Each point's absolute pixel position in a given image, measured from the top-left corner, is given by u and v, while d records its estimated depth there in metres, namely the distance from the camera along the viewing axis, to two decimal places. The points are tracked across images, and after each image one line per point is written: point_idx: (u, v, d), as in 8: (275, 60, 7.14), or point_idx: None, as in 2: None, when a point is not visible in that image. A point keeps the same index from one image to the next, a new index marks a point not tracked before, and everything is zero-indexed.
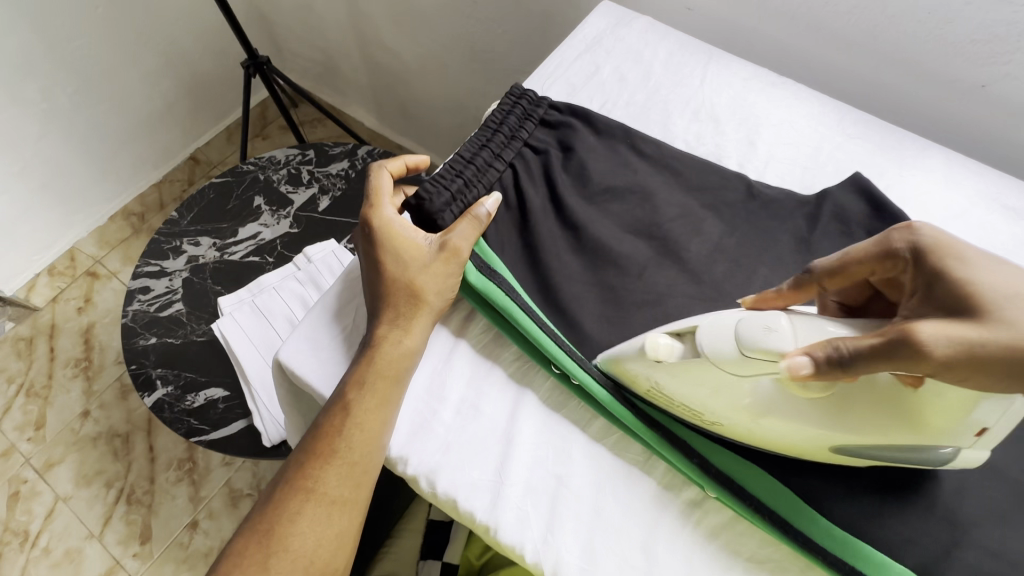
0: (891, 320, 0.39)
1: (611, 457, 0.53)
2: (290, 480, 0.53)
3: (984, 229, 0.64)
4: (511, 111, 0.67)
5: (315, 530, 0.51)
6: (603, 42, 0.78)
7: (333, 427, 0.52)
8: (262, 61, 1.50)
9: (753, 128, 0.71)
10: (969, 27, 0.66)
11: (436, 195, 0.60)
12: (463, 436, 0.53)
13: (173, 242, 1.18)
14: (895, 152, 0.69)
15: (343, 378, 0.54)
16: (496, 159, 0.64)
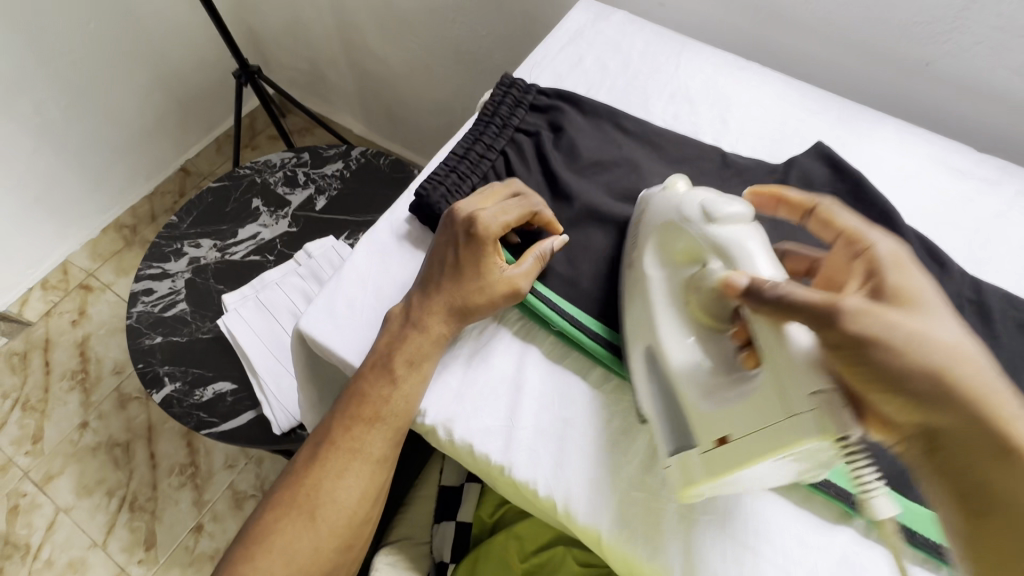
0: (922, 368, 0.42)
1: (613, 399, 0.58)
2: (333, 441, 0.57)
3: (934, 188, 0.71)
4: (503, 101, 0.73)
5: (357, 487, 0.56)
6: (584, 35, 0.85)
7: (377, 395, 0.56)
8: (253, 70, 1.54)
9: (725, 107, 0.78)
10: (910, 10, 0.74)
11: (434, 190, 0.66)
12: (475, 387, 0.58)
13: (174, 245, 1.21)
14: (853, 124, 0.76)
15: (385, 349, 0.58)
16: (489, 149, 0.69)
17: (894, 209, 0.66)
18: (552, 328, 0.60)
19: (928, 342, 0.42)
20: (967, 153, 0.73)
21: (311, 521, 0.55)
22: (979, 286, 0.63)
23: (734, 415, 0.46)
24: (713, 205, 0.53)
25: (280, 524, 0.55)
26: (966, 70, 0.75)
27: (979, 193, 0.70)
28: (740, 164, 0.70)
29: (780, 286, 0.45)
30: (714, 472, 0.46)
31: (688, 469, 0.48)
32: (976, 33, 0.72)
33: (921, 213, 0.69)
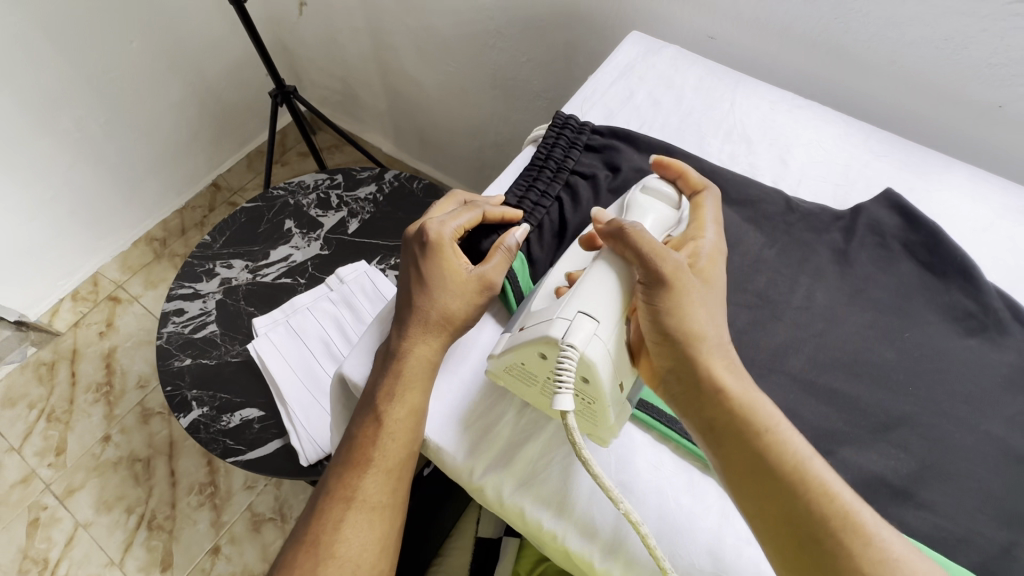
0: (699, 327, 0.50)
1: (675, 463, 0.54)
2: (331, 493, 0.55)
3: (1013, 240, 0.67)
4: (556, 143, 0.71)
5: (360, 533, 0.53)
6: (634, 70, 0.83)
7: (364, 433, 0.55)
8: (289, 90, 1.55)
9: (785, 147, 0.75)
10: (985, 50, 0.70)
11: (486, 240, 0.63)
12: (525, 446, 0.55)
13: (206, 265, 1.21)
14: (922, 169, 0.72)
15: (371, 393, 0.56)
16: (544, 195, 0.67)
17: (973, 264, 0.62)
18: None
19: (705, 314, 0.51)
20: None
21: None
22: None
23: (542, 317, 0.51)
24: (656, 186, 0.60)
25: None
26: None
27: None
28: (802, 209, 0.67)
29: (632, 226, 0.53)
30: (508, 352, 0.52)
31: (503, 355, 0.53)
32: None
33: (1000, 268, 0.65)
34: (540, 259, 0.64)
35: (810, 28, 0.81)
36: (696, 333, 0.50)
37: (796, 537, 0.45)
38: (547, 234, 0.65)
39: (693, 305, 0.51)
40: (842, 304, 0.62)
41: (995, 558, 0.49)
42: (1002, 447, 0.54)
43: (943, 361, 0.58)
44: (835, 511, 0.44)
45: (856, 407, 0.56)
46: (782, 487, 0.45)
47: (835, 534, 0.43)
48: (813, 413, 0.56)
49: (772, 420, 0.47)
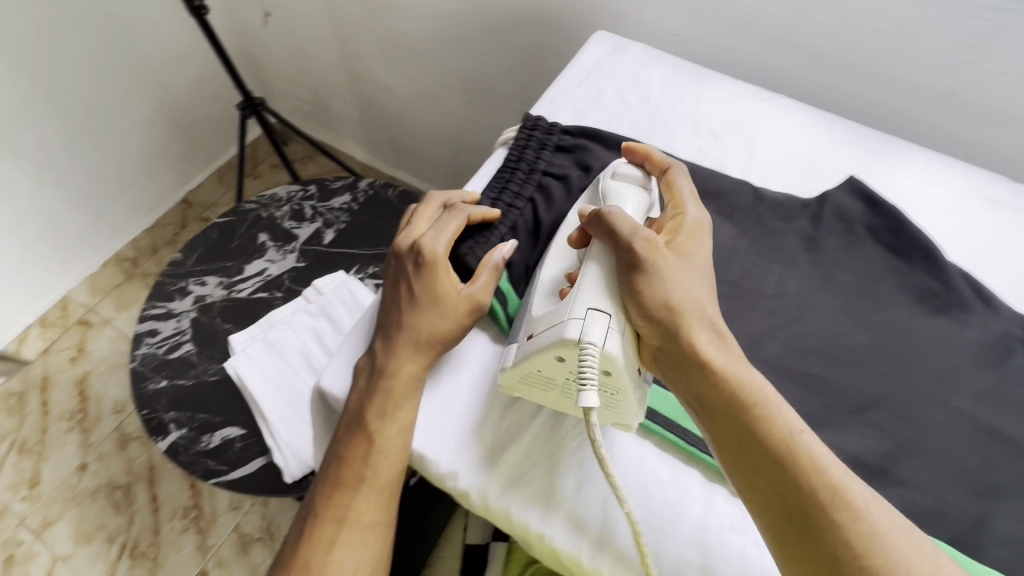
0: (683, 300, 0.51)
1: (655, 457, 0.55)
2: (321, 513, 0.54)
3: (972, 219, 0.69)
4: (528, 145, 0.71)
5: (354, 557, 0.53)
6: (601, 69, 0.83)
7: (354, 454, 0.54)
8: (257, 102, 1.52)
9: (751, 139, 0.76)
10: (937, 38, 0.73)
11: (462, 242, 0.63)
12: (508, 447, 0.55)
13: (179, 283, 1.18)
14: (884, 155, 0.74)
15: (359, 411, 0.55)
16: (517, 197, 0.67)
17: (935, 245, 0.64)
18: None
19: (688, 290, 0.52)
20: (1001, 183, 0.71)
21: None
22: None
23: (551, 321, 0.51)
24: (626, 170, 0.62)
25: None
26: (994, 98, 0.74)
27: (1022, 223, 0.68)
28: (770, 199, 0.69)
29: (613, 210, 0.55)
30: (520, 362, 0.52)
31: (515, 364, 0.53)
32: (1003, 63, 0.71)
33: (961, 247, 0.67)
34: (516, 259, 0.63)
35: (771, 21, 0.82)
36: (681, 308, 0.51)
37: (782, 512, 0.44)
38: (522, 235, 0.65)
39: (675, 277, 0.52)
40: (813, 290, 0.63)
41: (971, 529, 0.51)
42: (972, 422, 0.55)
43: (912, 341, 0.60)
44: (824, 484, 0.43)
45: (832, 390, 0.57)
46: (770, 454, 0.45)
47: (822, 506, 0.43)
48: (790, 398, 0.57)
49: (760, 394, 0.48)
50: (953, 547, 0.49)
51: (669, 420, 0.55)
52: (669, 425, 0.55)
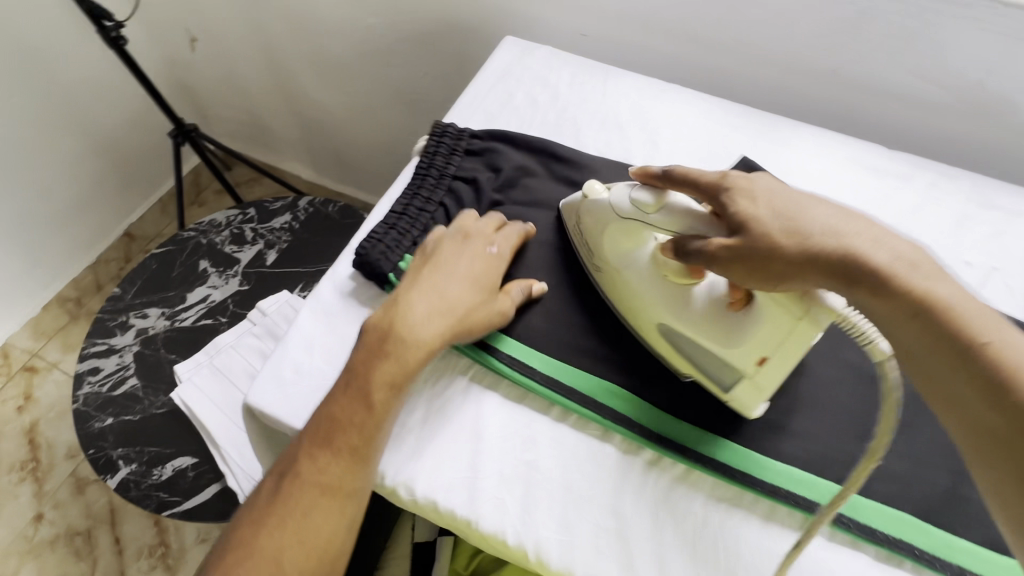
0: (792, 239, 0.47)
1: (574, 435, 0.58)
2: (300, 471, 0.52)
3: (855, 187, 0.75)
4: (438, 151, 0.74)
5: (307, 533, 0.50)
6: (513, 74, 0.87)
7: (343, 418, 0.53)
8: (189, 128, 1.50)
9: (654, 130, 0.80)
10: (811, 23, 0.79)
11: (373, 248, 0.65)
12: (434, 442, 0.57)
13: (119, 318, 1.17)
14: (774, 135, 0.79)
15: (360, 369, 0.54)
16: (429, 202, 0.70)
17: None
18: (504, 373, 0.60)
19: (796, 224, 0.47)
20: (880, 152, 0.78)
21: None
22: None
23: (776, 332, 0.52)
24: (638, 193, 0.56)
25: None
26: (866, 71, 0.81)
27: (900, 187, 0.75)
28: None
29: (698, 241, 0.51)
30: (789, 365, 0.53)
31: (746, 392, 0.56)
32: (870, 42, 0.77)
33: None
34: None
35: (666, 17, 0.87)
36: (801, 245, 0.46)
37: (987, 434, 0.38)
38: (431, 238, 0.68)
39: (771, 225, 0.48)
40: None
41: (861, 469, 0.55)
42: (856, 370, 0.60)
43: None
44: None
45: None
46: (968, 365, 0.39)
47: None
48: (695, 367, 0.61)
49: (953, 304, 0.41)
50: (840, 487, 0.54)
51: (585, 398, 0.58)
52: (584, 401, 0.58)
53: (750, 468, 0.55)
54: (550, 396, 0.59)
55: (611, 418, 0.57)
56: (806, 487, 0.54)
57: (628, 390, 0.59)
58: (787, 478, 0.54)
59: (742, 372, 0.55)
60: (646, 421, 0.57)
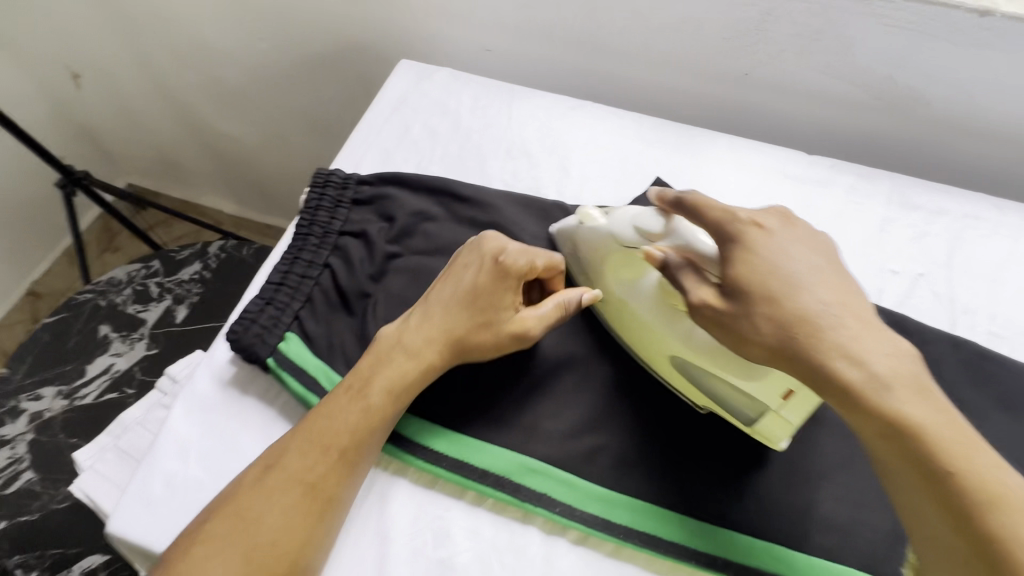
0: (797, 317, 0.45)
1: (494, 522, 0.54)
2: (297, 459, 0.51)
3: (775, 199, 0.71)
4: (321, 204, 0.68)
5: (273, 520, 0.49)
6: (409, 97, 0.80)
7: (337, 415, 0.53)
8: (78, 176, 1.33)
9: (563, 154, 0.75)
10: (719, 27, 0.74)
11: (247, 330, 0.61)
12: (340, 549, 0.53)
13: (8, 403, 1.03)
14: (692, 152, 0.74)
15: (375, 367, 0.55)
16: (311, 266, 0.65)
17: None
18: (413, 462, 0.56)
19: (802, 299, 0.46)
20: (800, 158, 0.74)
21: (192, 550, 0.47)
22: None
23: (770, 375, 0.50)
24: (643, 222, 0.55)
25: (167, 562, 0.47)
26: (788, 75, 0.76)
27: (823, 198, 0.71)
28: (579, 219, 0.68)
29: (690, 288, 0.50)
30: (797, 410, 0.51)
31: (776, 425, 0.52)
32: (779, 42, 0.73)
33: None
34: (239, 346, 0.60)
35: (570, 28, 0.81)
36: (803, 324, 0.45)
37: (896, 449, 0.42)
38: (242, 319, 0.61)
39: (783, 300, 0.46)
40: None
41: (795, 520, 0.53)
42: None
43: None
44: (934, 399, 0.42)
45: (650, 409, 0.58)
46: (938, 465, 0.41)
47: (926, 428, 0.42)
48: (613, 426, 0.58)
49: (856, 315, 0.45)
50: (774, 544, 0.52)
51: (498, 482, 0.55)
52: (489, 482, 0.55)
53: (677, 537, 0.52)
54: (462, 483, 0.55)
55: (527, 501, 0.54)
56: (736, 549, 0.52)
57: (538, 462, 0.56)
58: (716, 541, 0.52)
59: (771, 409, 0.51)
60: (567, 498, 0.54)
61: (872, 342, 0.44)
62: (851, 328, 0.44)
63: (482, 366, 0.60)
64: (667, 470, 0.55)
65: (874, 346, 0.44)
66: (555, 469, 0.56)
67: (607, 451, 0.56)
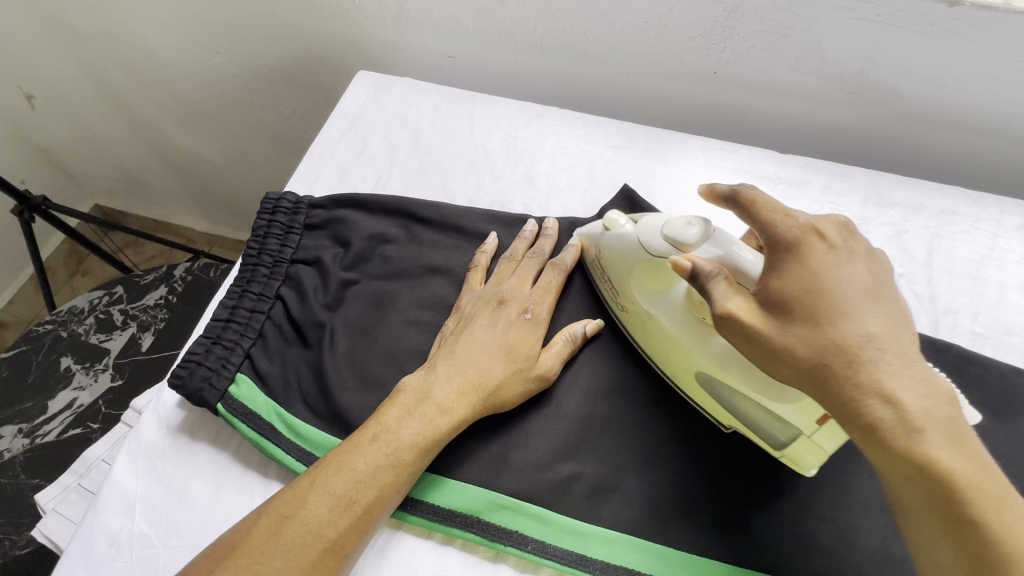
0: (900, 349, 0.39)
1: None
2: (394, 432, 0.47)
3: (904, 246, 0.65)
4: (273, 230, 0.61)
5: (370, 485, 0.45)
6: (528, 118, 0.75)
7: (446, 400, 0.49)
8: None
9: (667, 170, 0.70)
10: (869, 57, 0.67)
11: (215, 357, 0.54)
12: None
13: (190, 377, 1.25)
14: (843, 192, 0.68)
15: (472, 354, 0.52)
16: (272, 294, 0.58)
17: None
18: (485, 512, 0.49)
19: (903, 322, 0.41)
20: (939, 192, 0.68)
21: (280, 529, 0.42)
22: (978, 362, 0.56)
23: None
24: (679, 231, 0.48)
25: (243, 543, 0.42)
26: (978, 114, 0.69)
27: (996, 257, 0.63)
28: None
29: None
30: None
31: (808, 451, 0.46)
32: (938, 68, 0.66)
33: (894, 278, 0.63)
34: (271, 373, 0.54)
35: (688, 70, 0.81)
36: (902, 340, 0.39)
37: (922, 494, 0.36)
38: (276, 343, 0.56)
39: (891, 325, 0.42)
40: None
41: None
42: None
43: None
44: (970, 446, 0.35)
45: (750, 480, 0.50)
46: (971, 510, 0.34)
47: (969, 486, 0.35)
48: (703, 502, 0.49)
49: (902, 349, 0.38)
50: None
51: (580, 540, 0.48)
52: (544, 547, 0.48)
53: None
54: (541, 541, 0.48)
55: (614, 566, 0.47)
56: None
57: (599, 527, 0.48)
58: None
59: (802, 431, 0.44)
60: (659, 569, 0.47)
61: (911, 377, 0.37)
62: (892, 365, 0.37)
63: (547, 415, 0.53)
64: (767, 553, 0.47)
65: (911, 385, 0.36)
66: (642, 533, 0.48)
67: (694, 528, 0.48)
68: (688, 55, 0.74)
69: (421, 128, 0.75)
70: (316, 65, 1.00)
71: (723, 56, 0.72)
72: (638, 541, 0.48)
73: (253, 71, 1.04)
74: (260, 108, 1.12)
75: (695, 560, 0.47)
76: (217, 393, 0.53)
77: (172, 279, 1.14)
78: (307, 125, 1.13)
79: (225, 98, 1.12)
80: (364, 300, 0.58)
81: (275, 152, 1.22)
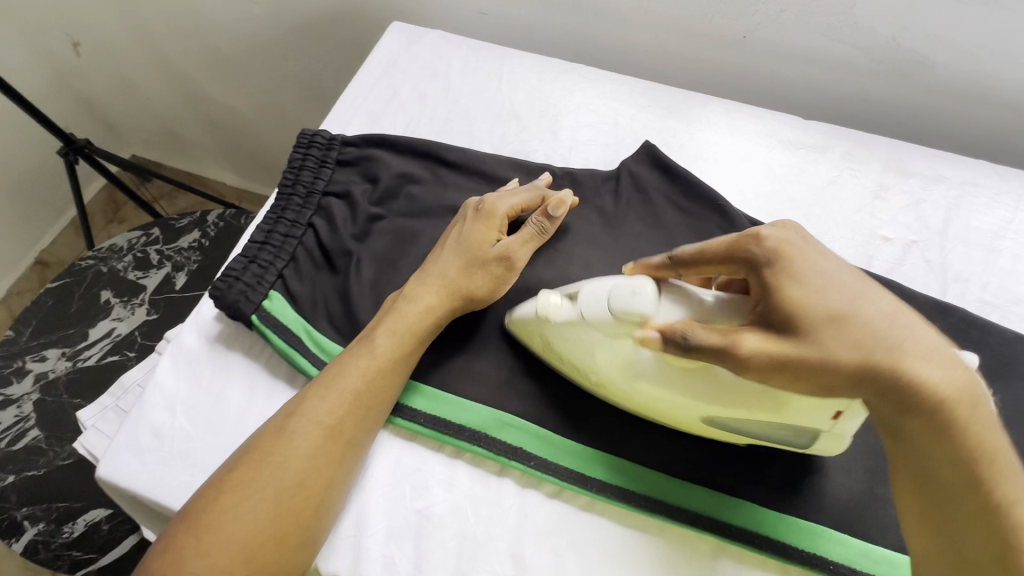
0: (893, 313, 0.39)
1: (559, 492, 0.52)
2: (375, 339, 0.52)
3: (919, 213, 0.66)
4: (306, 164, 0.65)
5: (357, 377, 0.50)
6: (555, 74, 0.76)
7: (418, 296, 0.54)
8: None
9: (689, 129, 0.72)
10: (903, 23, 0.67)
11: (248, 275, 0.58)
12: (404, 499, 0.51)
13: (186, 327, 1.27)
14: (864, 159, 0.69)
15: (445, 258, 0.56)
16: (302, 222, 0.62)
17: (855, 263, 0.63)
18: (490, 427, 0.53)
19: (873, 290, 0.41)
20: (960, 163, 0.68)
21: (285, 424, 0.47)
22: (981, 326, 0.57)
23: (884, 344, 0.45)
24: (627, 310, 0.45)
25: (259, 439, 0.47)
26: (1008, 87, 0.68)
27: (1013, 230, 0.64)
28: (694, 214, 0.63)
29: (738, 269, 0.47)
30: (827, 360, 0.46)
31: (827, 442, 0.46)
32: (970, 37, 0.65)
33: (904, 243, 0.64)
34: (301, 293, 0.58)
35: None
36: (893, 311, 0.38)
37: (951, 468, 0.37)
38: (307, 267, 0.60)
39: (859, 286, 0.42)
40: None
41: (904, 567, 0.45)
42: None
43: None
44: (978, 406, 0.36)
45: None
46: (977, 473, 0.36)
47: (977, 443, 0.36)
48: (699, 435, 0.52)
49: (899, 327, 0.37)
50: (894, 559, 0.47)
51: (579, 458, 0.52)
52: (545, 462, 0.52)
53: (780, 535, 0.48)
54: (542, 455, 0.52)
55: (610, 484, 0.51)
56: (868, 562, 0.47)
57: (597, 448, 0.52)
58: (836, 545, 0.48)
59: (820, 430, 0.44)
60: (652, 490, 0.50)
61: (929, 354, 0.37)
62: (910, 348, 0.37)
63: None
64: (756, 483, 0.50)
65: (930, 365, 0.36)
66: (637, 457, 0.52)
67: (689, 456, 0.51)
68: (718, 16, 0.74)
69: (450, 79, 0.77)
70: (350, 19, 1.02)
71: (753, 20, 0.73)
72: (633, 465, 0.51)
73: (289, 23, 1.07)
74: (295, 62, 1.15)
75: (686, 485, 0.50)
76: (252, 306, 0.57)
77: (205, 224, 1.20)
78: (339, 79, 1.16)
79: (262, 50, 1.15)
80: (389, 234, 0.61)
81: (307, 107, 1.26)
